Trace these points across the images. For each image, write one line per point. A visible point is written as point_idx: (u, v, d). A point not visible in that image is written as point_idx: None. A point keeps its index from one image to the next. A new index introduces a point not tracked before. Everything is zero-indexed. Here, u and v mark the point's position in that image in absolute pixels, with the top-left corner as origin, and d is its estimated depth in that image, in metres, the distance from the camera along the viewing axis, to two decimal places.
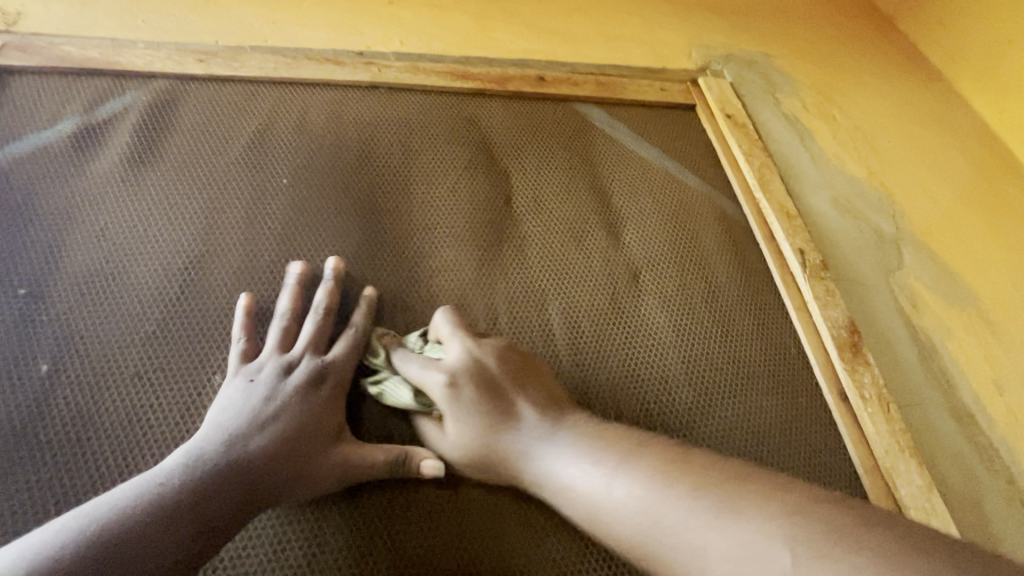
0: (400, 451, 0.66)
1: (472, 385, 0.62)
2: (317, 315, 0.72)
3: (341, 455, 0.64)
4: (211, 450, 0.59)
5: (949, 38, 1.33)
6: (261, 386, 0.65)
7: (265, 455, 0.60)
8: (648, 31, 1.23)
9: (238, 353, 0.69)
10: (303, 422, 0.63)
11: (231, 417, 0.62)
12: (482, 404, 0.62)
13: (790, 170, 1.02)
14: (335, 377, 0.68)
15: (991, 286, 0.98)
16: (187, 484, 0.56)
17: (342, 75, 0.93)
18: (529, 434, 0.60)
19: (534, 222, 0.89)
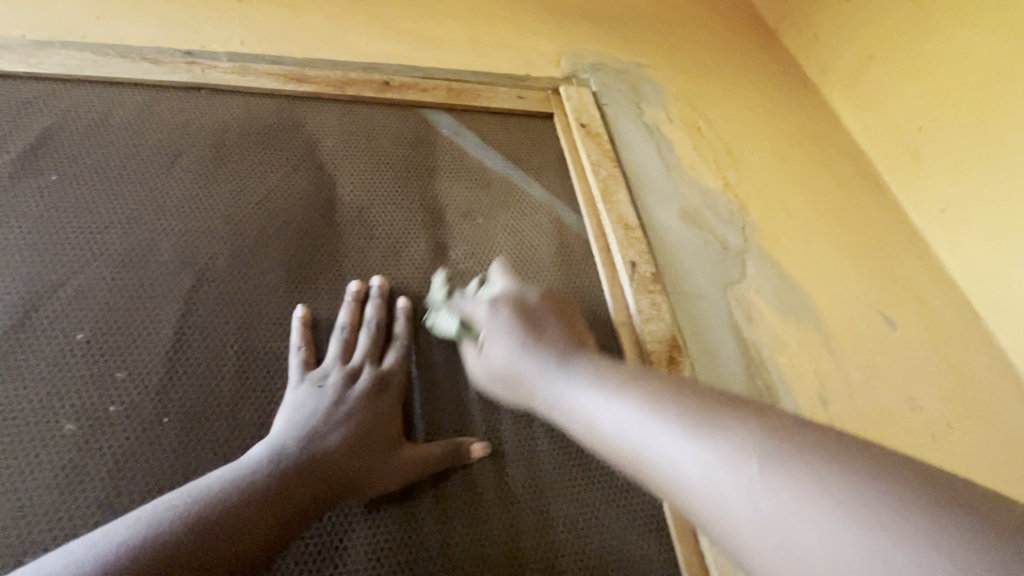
0: (451, 442, 0.69)
1: (510, 308, 0.67)
2: (371, 328, 0.74)
3: (405, 452, 0.66)
4: (290, 445, 0.61)
5: (823, 51, 1.35)
6: (327, 392, 0.66)
7: (339, 451, 0.62)
8: (517, 37, 1.21)
9: (300, 360, 0.70)
10: (371, 423, 0.65)
11: (303, 418, 0.64)
12: (513, 329, 0.64)
13: (639, 181, 1.01)
14: (393, 385, 0.70)
15: (834, 298, 0.98)
16: (272, 477, 0.58)
17: (157, 74, 0.88)
18: (546, 350, 0.60)
19: (355, 229, 0.84)
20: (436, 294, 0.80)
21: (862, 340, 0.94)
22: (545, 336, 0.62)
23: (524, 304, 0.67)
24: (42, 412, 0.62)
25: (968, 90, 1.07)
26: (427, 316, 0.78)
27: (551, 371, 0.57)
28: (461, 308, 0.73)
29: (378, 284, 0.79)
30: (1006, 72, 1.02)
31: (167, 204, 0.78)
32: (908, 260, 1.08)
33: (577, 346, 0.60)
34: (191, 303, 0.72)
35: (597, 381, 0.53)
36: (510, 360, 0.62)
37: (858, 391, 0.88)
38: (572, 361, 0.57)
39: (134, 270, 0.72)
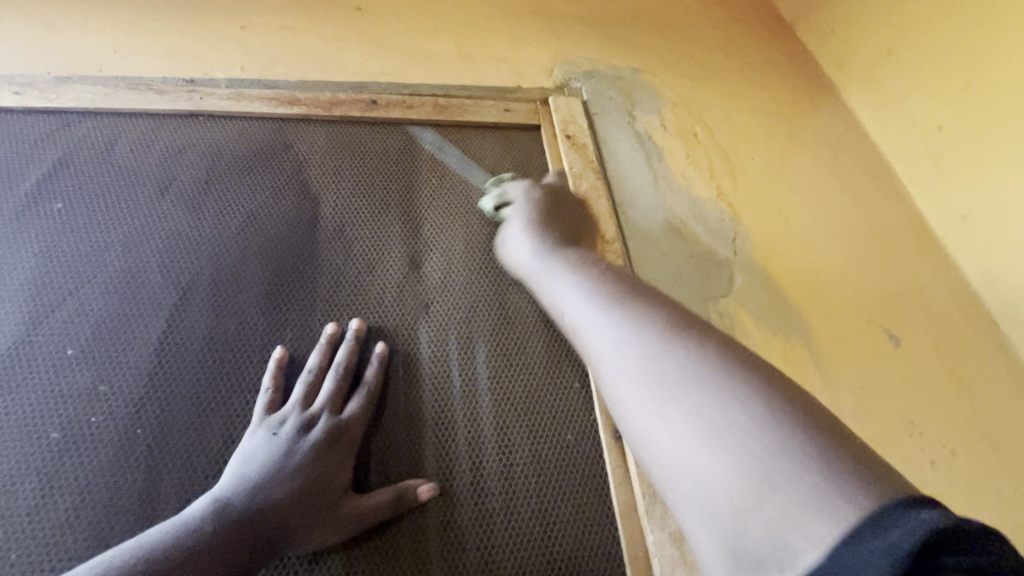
0: (400, 488, 0.69)
1: (528, 210, 0.82)
2: (338, 373, 0.75)
3: (355, 500, 0.67)
4: (236, 499, 0.62)
5: (840, 45, 1.28)
6: (281, 441, 0.67)
7: (283, 502, 0.63)
8: (511, 48, 1.21)
9: (265, 403, 0.72)
10: (320, 474, 0.66)
11: (254, 468, 0.65)
12: (527, 214, 0.81)
13: (623, 192, 0.99)
14: (351, 434, 0.71)
15: (830, 312, 0.93)
16: (210, 529, 0.60)
17: (161, 104, 0.95)
18: (536, 249, 0.75)
19: (334, 246, 0.88)
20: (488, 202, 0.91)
21: (860, 357, 0.89)
22: (543, 235, 0.77)
23: (523, 212, 0.82)
24: (31, 420, 0.69)
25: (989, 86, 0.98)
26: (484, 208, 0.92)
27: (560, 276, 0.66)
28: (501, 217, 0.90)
29: (355, 328, 0.80)
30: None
31: (157, 228, 0.84)
32: (923, 273, 1.01)
33: (564, 246, 0.74)
34: (173, 321, 0.78)
35: (569, 265, 0.66)
36: (519, 241, 0.78)
37: (848, 412, 0.83)
38: (556, 259, 0.70)
39: (126, 290, 0.79)
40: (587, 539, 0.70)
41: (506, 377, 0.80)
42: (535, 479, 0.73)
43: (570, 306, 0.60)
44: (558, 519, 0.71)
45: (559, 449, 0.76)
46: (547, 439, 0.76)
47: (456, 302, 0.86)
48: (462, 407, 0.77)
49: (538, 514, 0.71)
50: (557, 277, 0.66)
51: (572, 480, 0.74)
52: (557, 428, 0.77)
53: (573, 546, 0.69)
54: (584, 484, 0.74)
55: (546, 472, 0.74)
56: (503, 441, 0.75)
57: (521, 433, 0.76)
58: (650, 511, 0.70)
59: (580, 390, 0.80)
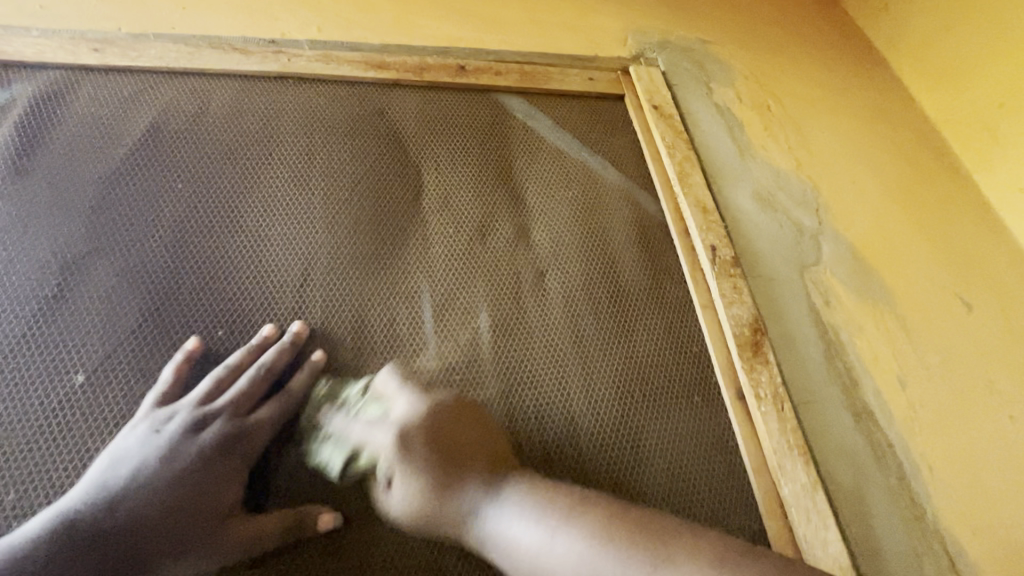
0: (295, 512, 0.62)
1: (428, 447, 0.62)
2: (255, 371, 0.68)
3: (237, 528, 0.60)
4: (85, 510, 0.56)
5: (893, 22, 1.31)
6: (161, 441, 0.61)
7: (142, 520, 0.56)
8: (582, 16, 1.20)
9: (159, 396, 0.66)
10: (197, 487, 0.59)
11: (119, 472, 0.58)
12: (422, 478, 0.61)
13: (713, 164, 1.01)
14: (249, 443, 0.64)
15: (908, 282, 0.98)
16: (39, 549, 0.53)
17: (249, 65, 0.91)
18: (471, 496, 0.61)
19: (441, 215, 0.87)
20: (318, 393, 0.70)
21: (936, 322, 0.95)
22: (424, 480, 0.61)
23: (441, 434, 0.63)
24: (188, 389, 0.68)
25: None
26: (313, 457, 0.67)
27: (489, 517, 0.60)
28: (353, 453, 0.64)
29: (296, 331, 0.73)
30: None
31: (268, 194, 0.82)
32: (983, 244, 1.07)
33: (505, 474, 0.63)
34: (305, 290, 0.77)
35: (532, 513, 0.58)
36: (429, 491, 0.61)
37: (935, 373, 0.89)
38: (505, 489, 0.61)
39: (248, 259, 0.77)
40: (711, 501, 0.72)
41: (628, 343, 0.81)
42: (656, 445, 0.74)
43: (535, 551, 0.56)
44: (681, 481, 0.72)
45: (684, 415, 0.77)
46: (674, 404, 0.77)
47: (569, 271, 0.87)
48: (551, 421, 0.74)
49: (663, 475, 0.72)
50: (524, 534, 0.58)
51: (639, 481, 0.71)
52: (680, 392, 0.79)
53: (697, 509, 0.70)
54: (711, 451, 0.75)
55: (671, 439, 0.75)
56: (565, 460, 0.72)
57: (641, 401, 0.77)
58: (782, 466, 0.74)
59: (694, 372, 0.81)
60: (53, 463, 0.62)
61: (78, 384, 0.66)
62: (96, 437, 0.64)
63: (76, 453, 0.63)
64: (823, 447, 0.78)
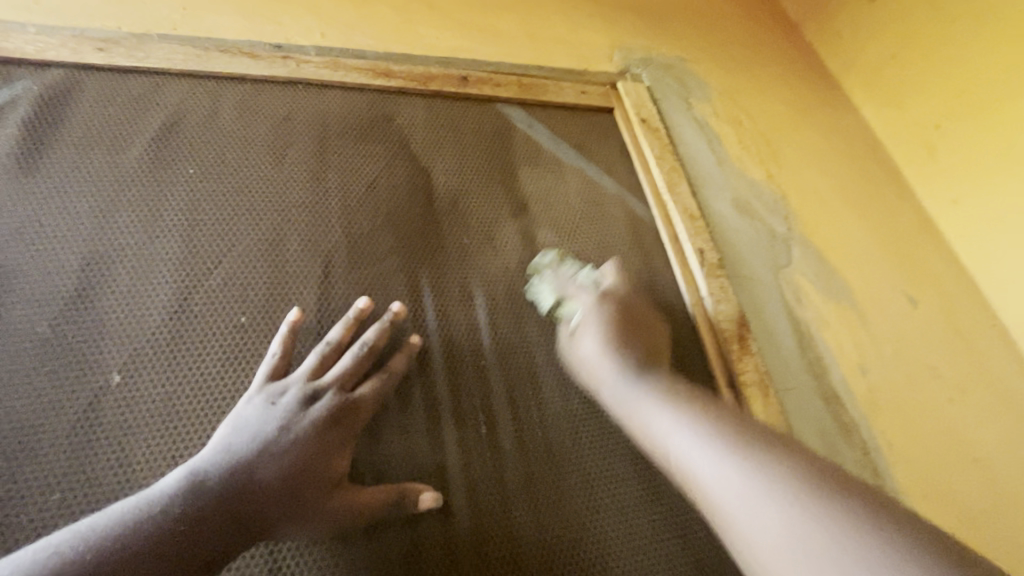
0: (396, 489, 0.68)
1: (613, 304, 0.79)
2: (358, 350, 0.73)
3: (344, 497, 0.65)
4: (214, 473, 0.59)
5: (846, 48, 1.46)
6: (280, 413, 0.65)
7: (270, 483, 0.60)
8: (572, 32, 1.27)
9: (269, 368, 0.70)
10: (311, 456, 0.63)
11: (242, 439, 0.62)
12: (605, 328, 0.75)
13: (695, 173, 1.10)
14: (353, 416, 0.69)
15: (864, 281, 1.10)
16: (182, 506, 0.56)
17: (258, 69, 0.92)
18: (619, 368, 0.71)
19: (451, 219, 0.92)
20: (541, 261, 0.91)
21: (889, 315, 1.07)
22: (624, 349, 0.73)
23: (623, 311, 0.78)
24: (225, 388, 0.70)
25: (990, 94, 1.18)
26: (472, 270, 0.89)
27: (625, 390, 0.69)
28: (557, 289, 0.86)
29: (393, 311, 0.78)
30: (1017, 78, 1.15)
31: (286, 195, 0.84)
32: (926, 247, 1.21)
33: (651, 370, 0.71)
34: (326, 288, 0.79)
35: (665, 403, 0.65)
36: (596, 350, 0.74)
37: (890, 361, 1.01)
38: (654, 371, 0.71)
39: (270, 257, 0.79)
40: None
41: None
42: None
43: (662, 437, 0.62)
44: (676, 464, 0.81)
45: None
46: None
47: None
48: (561, 409, 0.81)
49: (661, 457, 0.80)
50: (665, 415, 0.64)
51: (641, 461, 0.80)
52: None
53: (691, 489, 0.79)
54: None
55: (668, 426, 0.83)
56: (575, 440, 0.79)
57: None
58: None
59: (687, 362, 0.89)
60: (93, 460, 0.64)
61: (110, 384, 0.67)
62: (134, 434, 0.66)
63: (114, 450, 0.64)
64: (800, 428, 0.87)
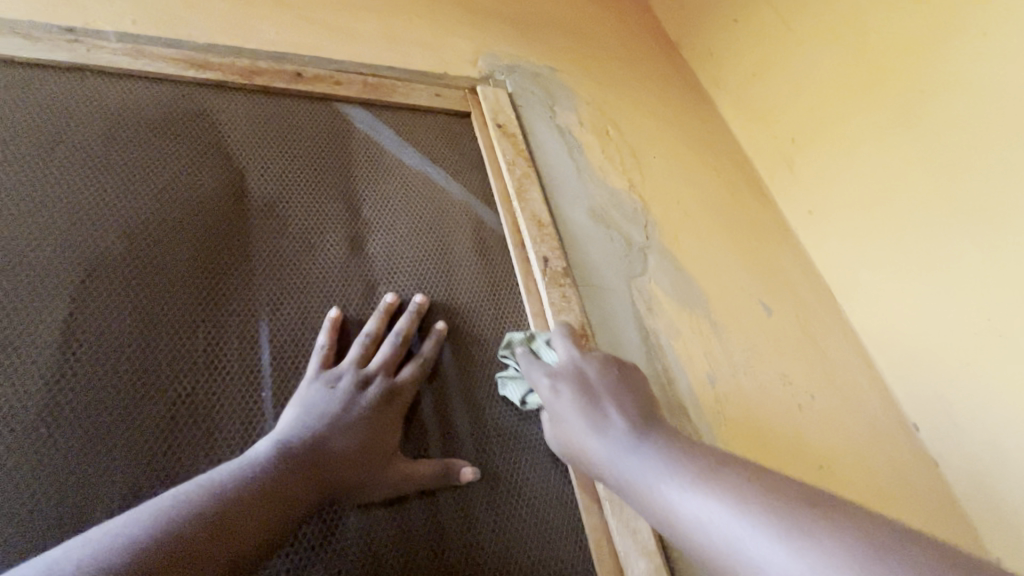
0: (442, 463, 0.71)
1: (571, 382, 0.68)
2: (397, 338, 0.77)
3: (402, 465, 0.68)
4: (296, 442, 0.62)
5: (716, 66, 1.50)
6: (338, 395, 0.68)
7: (342, 453, 0.64)
8: (434, 35, 1.21)
9: (322, 357, 0.72)
10: (372, 428, 0.67)
11: (313, 416, 0.65)
12: (577, 400, 0.66)
13: (551, 181, 1.07)
14: (401, 398, 0.72)
15: (722, 290, 1.10)
16: (276, 470, 0.59)
17: (32, 51, 0.80)
18: (613, 430, 0.61)
19: (266, 224, 0.82)
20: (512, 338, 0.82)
21: (744, 324, 1.07)
22: (605, 414, 0.63)
23: (581, 380, 0.67)
24: None
25: (835, 104, 1.23)
26: (286, 281, 0.79)
27: (620, 448, 0.59)
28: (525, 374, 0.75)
29: (417, 302, 0.82)
30: (853, 89, 1.20)
31: (50, 195, 0.72)
32: (785, 260, 1.23)
33: (647, 423, 0.60)
34: (81, 302, 0.67)
35: (663, 462, 0.54)
36: (584, 431, 0.64)
37: (742, 371, 1.00)
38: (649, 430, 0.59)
39: (11, 265, 0.67)
40: (543, 494, 0.75)
41: (460, 353, 0.83)
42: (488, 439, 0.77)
43: (680, 514, 0.49)
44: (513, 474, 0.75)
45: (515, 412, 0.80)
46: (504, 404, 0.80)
47: (404, 283, 0.85)
48: None
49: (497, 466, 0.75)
50: (667, 481, 0.52)
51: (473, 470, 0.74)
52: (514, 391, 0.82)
53: (530, 497, 0.74)
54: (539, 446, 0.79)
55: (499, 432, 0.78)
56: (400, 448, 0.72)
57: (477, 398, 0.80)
58: None
59: None
60: None
61: None
62: None
63: None
64: None
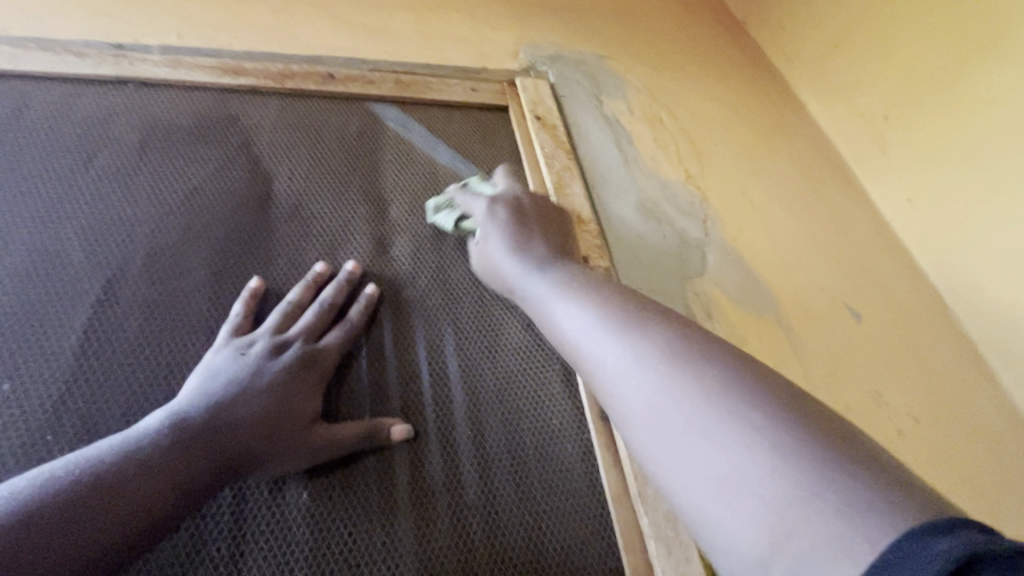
0: (369, 424, 0.65)
1: (506, 207, 0.75)
2: (320, 307, 0.71)
3: (321, 434, 0.62)
4: (195, 412, 0.57)
5: (789, 41, 1.33)
6: (248, 361, 0.63)
7: (250, 422, 0.59)
8: (473, 29, 1.16)
9: (233, 327, 0.68)
10: (286, 398, 0.62)
11: (215, 384, 0.60)
12: (506, 225, 0.72)
13: (594, 174, 0.98)
14: (323, 364, 0.67)
15: (797, 291, 0.95)
16: (168, 441, 0.54)
17: (81, 67, 0.84)
18: (529, 256, 0.67)
19: (289, 226, 0.80)
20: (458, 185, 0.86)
21: (825, 331, 0.91)
22: (530, 246, 0.69)
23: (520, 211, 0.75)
24: None
25: (935, 65, 1.04)
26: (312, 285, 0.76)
27: (531, 278, 0.64)
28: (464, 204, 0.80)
29: (349, 269, 0.76)
30: (955, 45, 1.01)
31: (83, 202, 0.74)
32: (877, 256, 1.05)
33: (556, 257, 0.67)
34: (103, 307, 0.68)
35: (563, 281, 0.60)
36: (506, 253, 0.70)
37: (823, 387, 0.85)
38: (552, 266, 0.65)
39: (42, 270, 0.69)
40: (572, 529, 0.65)
41: (486, 363, 0.75)
42: (511, 462, 0.69)
43: (567, 315, 0.55)
44: (539, 504, 0.66)
45: (543, 432, 0.72)
46: (531, 423, 0.72)
47: (431, 286, 0.80)
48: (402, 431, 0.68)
49: (519, 495, 0.66)
50: (562, 301, 0.57)
51: (493, 498, 0.66)
52: (543, 409, 0.73)
53: (558, 533, 0.65)
54: (570, 473, 0.69)
55: (526, 454, 0.70)
56: (412, 470, 0.66)
57: (503, 415, 0.72)
58: (642, 494, 0.67)
59: (553, 389, 0.75)
60: None
61: None
62: None
63: None
64: None
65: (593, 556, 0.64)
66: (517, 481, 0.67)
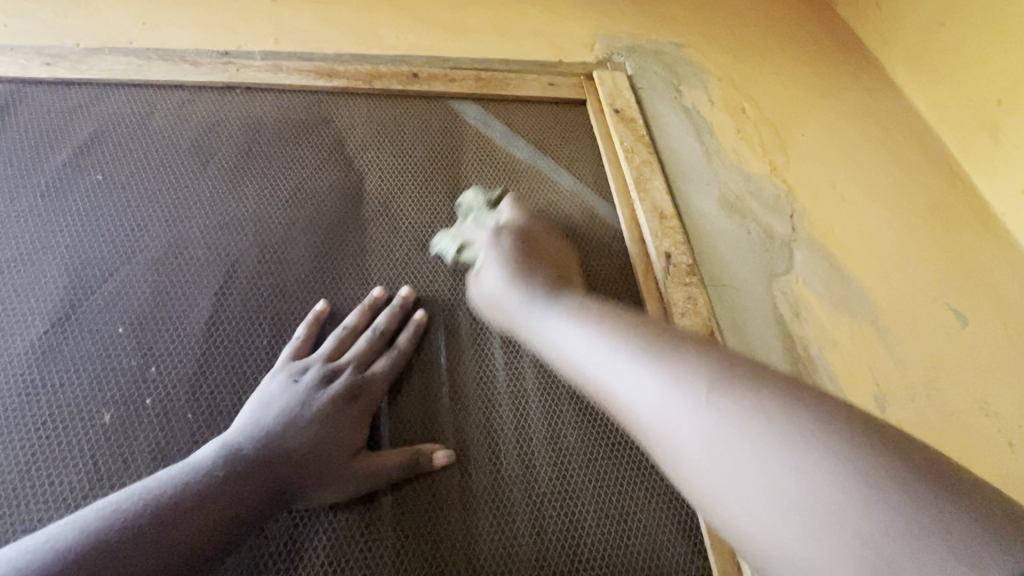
0: (409, 453, 0.66)
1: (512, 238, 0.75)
2: (371, 334, 0.73)
3: (366, 462, 0.64)
4: (246, 445, 0.60)
5: (885, 21, 1.24)
6: (299, 391, 0.65)
7: (301, 449, 0.61)
8: (550, 22, 1.16)
9: (290, 351, 0.70)
10: (332, 430, 0.63)
11: (267, 415, 0.63)
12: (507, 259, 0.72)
13: (674, 168, 0.96)
14: (374, 389, 0.68)
15: (892, 291, 0.90)
16: (219, 474, 0.57)
17: (196, 75, 0.91)
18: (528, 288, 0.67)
19: (380, 222, 0.84)
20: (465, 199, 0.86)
21: (923, 334, 0.86)
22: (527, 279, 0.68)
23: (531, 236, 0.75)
24: (84, 400, 0.65)
25: None
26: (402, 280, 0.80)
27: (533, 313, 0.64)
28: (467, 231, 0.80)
29: (405, 294, 0.77)
30: None
31: (201, 200, 0.81)
32: (983, 253, 0.97)
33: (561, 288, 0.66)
34: (222, 298, 0.74)
35: (568, 316, 0.59)
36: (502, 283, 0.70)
37: (921, 392, 0.80)
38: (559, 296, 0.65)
39: (171, 263, 0.76)
40: (649, 532, 0.66)
41: None
42: (586, 465, 0.70)
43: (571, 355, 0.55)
44: (614, 506, 0.67)
45: (618, 433, 0.72)
46: (607, 425, 0.73)
47: None
48: (483, 426, 0.71)
49: (597, 496, 0.68)
50: (563, 333, 0.58)
51: (569, 499, 0.67)
52: None
53: (634, 534, 0.66)
54: (646, 477, 0.70)
55: (603, 455, 0.71)
56: (493, 466, 0.69)
57: (580, 416, 0.73)
58: None
59: None
60: None
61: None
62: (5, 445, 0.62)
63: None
64: None
65: (670, 560, 0.65)
66: (592, 482, 0.69)
